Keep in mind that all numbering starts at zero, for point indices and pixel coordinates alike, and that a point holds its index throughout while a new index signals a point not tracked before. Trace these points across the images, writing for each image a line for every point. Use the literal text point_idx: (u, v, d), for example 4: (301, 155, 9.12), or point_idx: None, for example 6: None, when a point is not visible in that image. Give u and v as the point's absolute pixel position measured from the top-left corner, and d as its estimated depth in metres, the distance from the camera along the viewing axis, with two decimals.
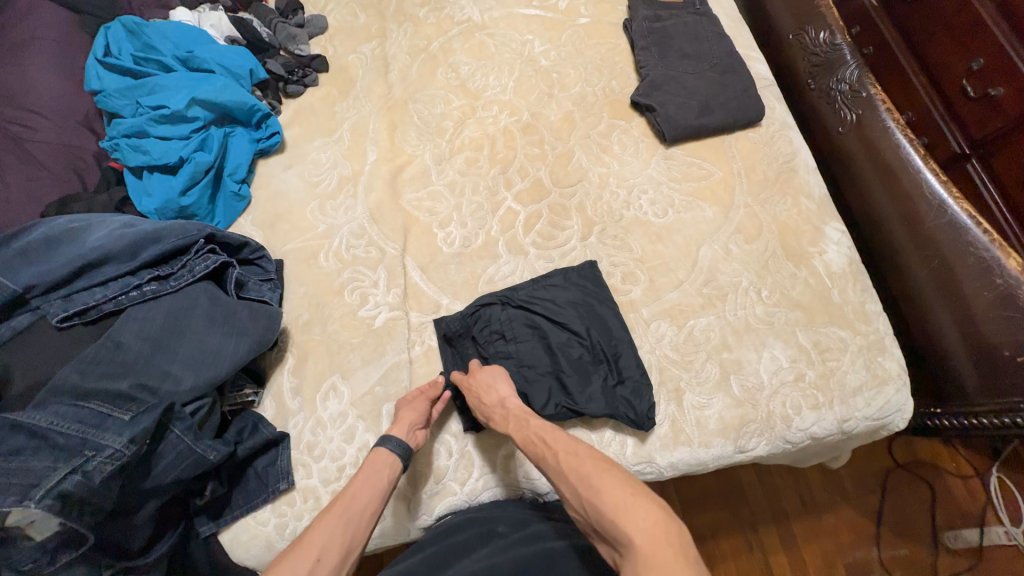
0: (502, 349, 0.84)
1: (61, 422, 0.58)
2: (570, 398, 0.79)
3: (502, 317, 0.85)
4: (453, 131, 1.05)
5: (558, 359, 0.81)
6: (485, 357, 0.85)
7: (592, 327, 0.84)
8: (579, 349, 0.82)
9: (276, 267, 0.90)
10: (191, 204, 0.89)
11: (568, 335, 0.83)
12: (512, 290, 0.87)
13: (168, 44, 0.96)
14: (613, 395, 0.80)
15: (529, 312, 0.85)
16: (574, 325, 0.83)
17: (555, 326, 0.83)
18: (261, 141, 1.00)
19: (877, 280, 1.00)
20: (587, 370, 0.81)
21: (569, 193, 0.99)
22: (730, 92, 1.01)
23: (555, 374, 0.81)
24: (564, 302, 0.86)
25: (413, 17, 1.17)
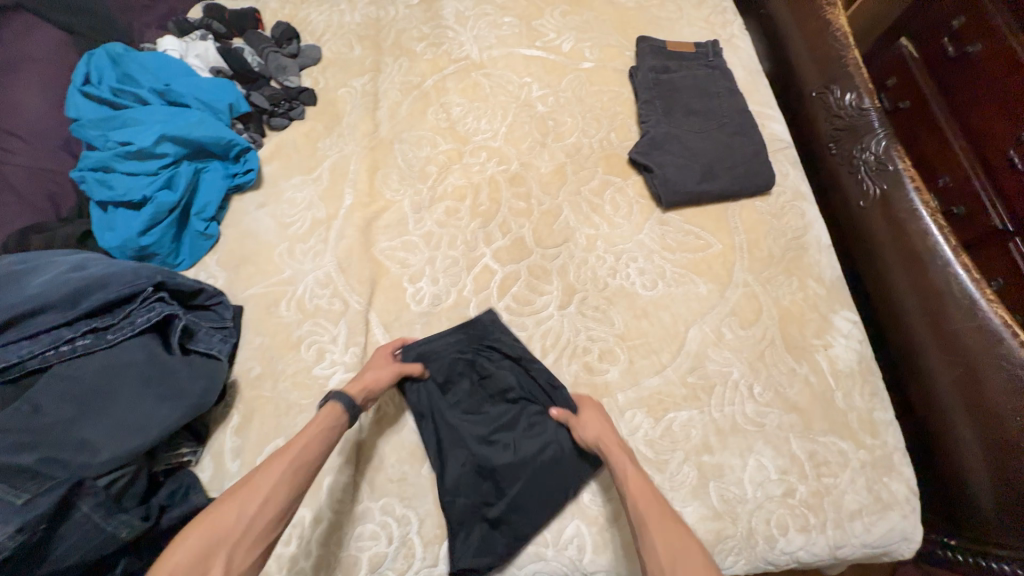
0: (467, 393, 0.82)
1: None
2: (440, 474, 0.75)
3: (499, 376, 0.82)
4: (436, 176, 1.00)
5: (484, 450, 0.76)
6: (456, 377, 0.83)
7: (533, 468, 0.75)
8: (504, 466, 0.75)
9: (234, 313, 0.86)
10: (152, 243, 0.85)
11: (512, 451, 0.76)
12: (535, 371, 0.82)
13: (148, 77, 0.93)
14: (469, 539, 0.72)
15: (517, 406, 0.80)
16: (524, 451, 0.76)
17: (514, 432, 0.78)
18: (237, 176, 0.97)
19: (893, 376, 0.90)
20: (476, 488, 0.74)
21: (551, 255, 0.92)
22: (739, 156, 0.91)
23: (466, 452, 0.77)
24: (542, 429, 0.78)
25: (410, 52, 1.14)
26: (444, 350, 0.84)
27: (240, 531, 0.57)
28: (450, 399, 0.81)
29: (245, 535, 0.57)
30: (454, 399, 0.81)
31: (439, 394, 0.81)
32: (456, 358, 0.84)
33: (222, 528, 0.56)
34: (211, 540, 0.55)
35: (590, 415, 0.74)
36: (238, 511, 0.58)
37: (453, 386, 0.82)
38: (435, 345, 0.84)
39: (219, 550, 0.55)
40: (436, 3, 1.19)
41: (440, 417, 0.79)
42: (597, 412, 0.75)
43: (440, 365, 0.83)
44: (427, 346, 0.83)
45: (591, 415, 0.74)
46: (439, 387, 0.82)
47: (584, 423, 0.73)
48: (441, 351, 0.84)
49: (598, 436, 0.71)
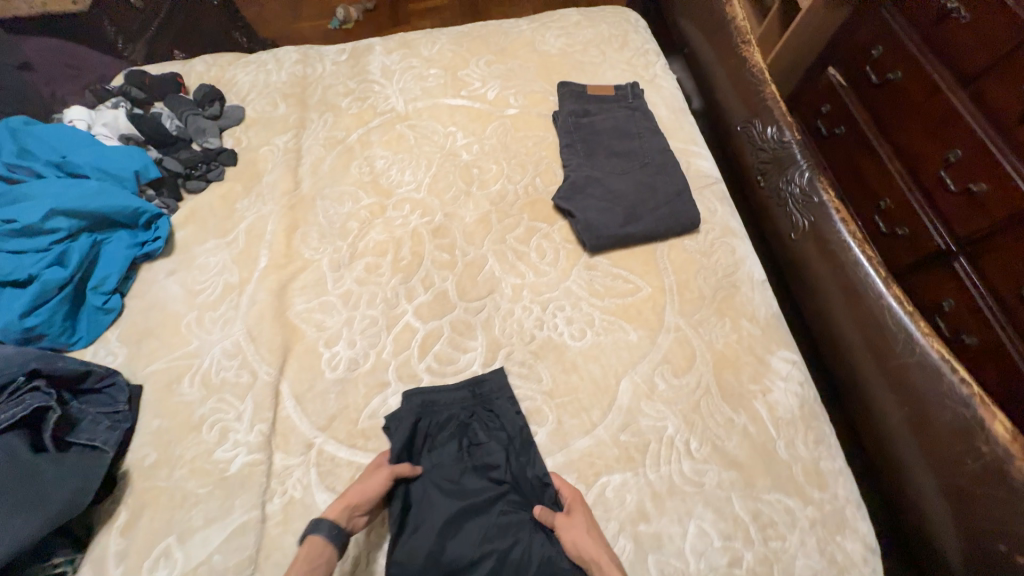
0: (449, 454, 0.73)
1: None
2: (393, 539, 0.67)
3: (490, 448, 0.74)
4: (357, 232, 0.96)
5: (451, 524, 0.67)
6: (442, 433, 0.76)
7: (496, 566, 0.65)
8: (467, 553, 0.65)
9: (131, 394, 0.79)
10: (38, 324, 0.79)
11: (478, 538, 0.66)
12: (530, 454, 0.74)
13: (46, 149, 0.90)
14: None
15: (498, 489, 0.71)
16: (486, 542, 0.66)
17: (488, 515, 0.68)
18: (146, 244, 0.92)
19: (852, 414, 0.85)
20: (424, 570, 0.64)
21: (476, 308, 0.87)
22: (661, 196, 0.90)
23: (429, 519, 0.68)
24: (516, 524, 0.68)
25: (335, 107, 1.12)
26: (450, 404, 0.78)
27: None
28: (432, 456, 0.73)
29: None
30: (434, 455, 0.73)
31: (424, 450, 0.74)
32: (453, 416, 0.77)
33: None
34: None
35: (581, 524, 0.66)
36: None
37: (438, 441, 0.75)
38: (442, 396, 0.78)
39: None
40: (363, 59, 1.20)
41: (416, 476, 0.71)
42: (589, 522, 0.67)
43: (440, 418, 0.77)
44: (434, 397, 0.78)
45: (583, 524, 0.66)
46: (427, 441, 0.75)
47: (574, 535, 0.65)
48: (442, 401, 0.78)
49: (587, 558, 0.63)
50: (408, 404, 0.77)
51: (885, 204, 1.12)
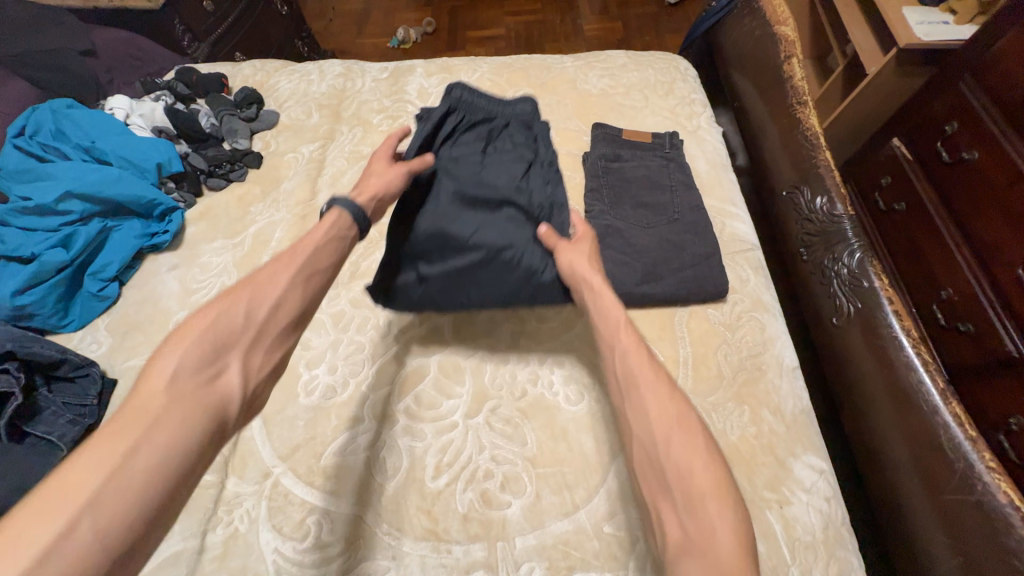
0: (469, 156, 0.77)
1: None
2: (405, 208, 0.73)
3: (508, 162, 0.78)
4: (363, 251, 0.93)
5: (456, 212, 0.72)
6: (467, 137, 0.78)
7: (484, 265, 0.72)
8: (461, 244, 0.71)
9: (103, 388, 0.75)
10: (30, 303, 0.79)
11: (475, 227, 0.71)
12: (543, 180, 0.79)
13: (79, 132, 0.93)
14: (404, 290, 0.74)
15: (512, 194, 0.73)
16: (484, 232, 0.71)
17: (491, 218, 0.73)
18: (156, 234, 0.91)
19: (891, 544, 0.72)
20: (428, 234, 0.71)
21: (468, 351, 0.81)
22: (687, 258, 0.82)
23: (435, 204, 0.72)
24: (514, 229, 0.73)
25: (366, 122, 1.12)
26: (483, 113, 0.79)
27: (250, 331, 0.51)
28: (452, 153, 0.76)
29: (260, 332, 0.51)
30: (454, 151, 0.76)
31: (443, 150, 0.76)
32: (480, 130, 0.79)
33: (229, 327, 0.50)
34: (213, 340, 0.48)
35: (582, 249, 0.72)
36: (245, 311, 0.51)
37: (460, 140, 0.77)
38: (478, 104, 0.79)
39: (228, 351, 0.49)
40: (403, 78, 1.20)
41: (434, 167, 0.74)
42: (590, 251, 0.73)
43: (469, 120, 0.78)
44: (466, 96, 0.78)
45: (584, 249, 0.72)
46: (449, 137, 0.77)
47: (571, 251, 0.72)
48: (476, 113, 0.79)
49: (576, 268, 0.70)
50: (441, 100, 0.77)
51: (946, 294, 0.99)
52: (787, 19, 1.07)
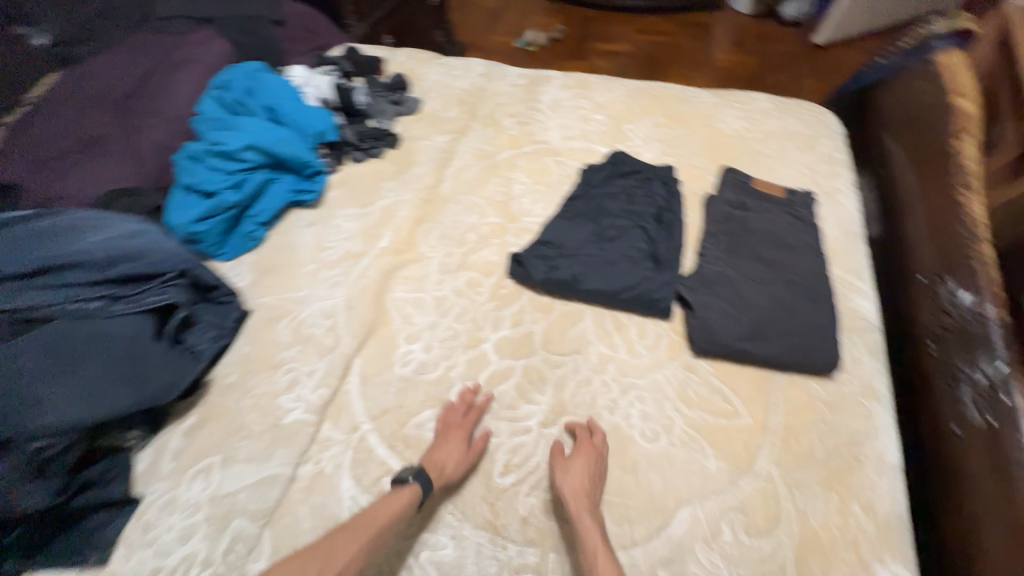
0: (617, 194, 0.97)
1: None
2: (560, 225, 0.95)
3: (648, 203, 0.94)
4: (473, 245, 0.99)
5: (597, 234, 0.92)
6: (618, 182, 0.99)
7: (608, 279, 0.87)
8: (597, 257, 0.89)
9: (239, 317, 0.89)
10: (202, 232, 0.93)
11: (610, 248, 0.90)
12: (674, 225, 0.92)
13: (264, 93, 1.07)
14: (549, 277, 0.89)
15: (647, 231, 0.91)
16: (616, 254, 0.89)
17: (624, 244, 0.90)
18: (302, 192, 1.05)
19: None
20: (572, 245, 0.92)
21: (555, 362, 0.83)
22: (799, 323, 0.79)
23: (584, 226, 0.94)
24: (641, 256, 0.88)
25: (498, 125, 1.20)
26: (634, 167, 1.00)
27: None
28: (604, 192, 0.98)
29: None
30: (606, 190, 0.98)
31: (600, 182, 1.00)
32: (628, 178, 0.99)
33: None
34: None
35: (579, 466, 0.69)
36: None
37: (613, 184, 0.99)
38: (632, 161, 1.01)
39: None
40: (539, 88, 1.27)
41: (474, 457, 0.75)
42: (589, 468, 0.69)
43: (620, 173, 1.00)
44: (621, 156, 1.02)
45: (581, 467, 0.69)
46: (603, 182, 1.00)
47: (569, 468, 0.69)
48: (626, 168, 1.00)
49: (576, 492, 0.67)
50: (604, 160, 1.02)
51: None
52: (969, 89, 0.95)
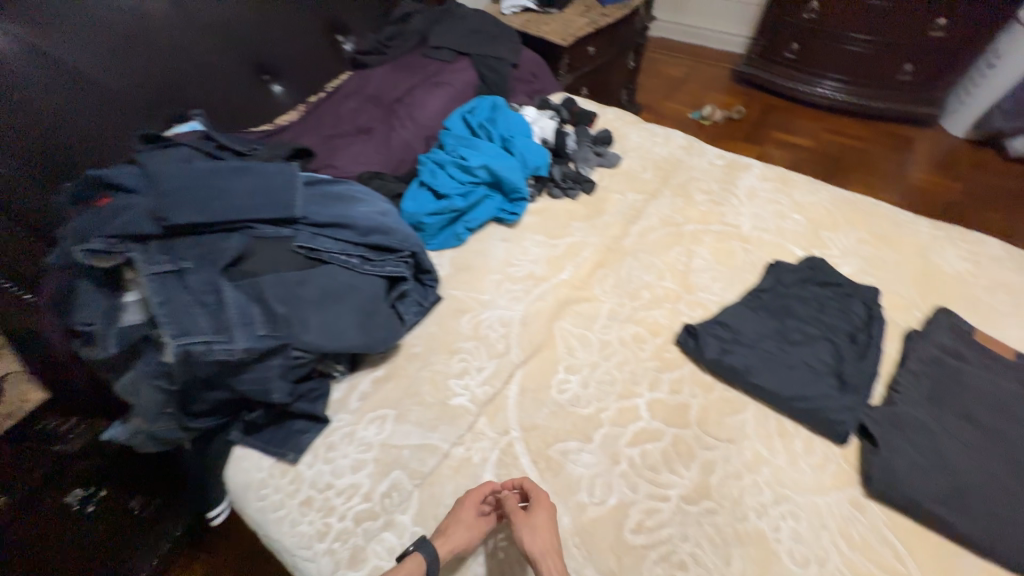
0: (808, 300, 0.96)
1: (231, 305, 0.76)
2: (741, 311, 0.96)
3: (843, 319, 0.92)
4: (645, 303, 1.04)
5: (779, 332, 0.92)
6: (811, 288, 0.98)
7: (784, 381, 0.85)
8: (776, 354, 0.88)
9: (433, 300, 1.04)
10: (426, 223, 1.11)
11: (792, 351, 0.88)
12: (871, 349, 0.87)
13: (502, 125, 1.26)
14: (721, 358, 0.90)
15: (837, 347, 0.88)
16: (797, 358, 0.87)
17: (808, 352, 0.88)
18: (505, 212, 1.21)
19: None
20: (750, 334, 0.92)
21: (706, 443, 0.84)
22: (1013, 508, 0.70)
23: (767, 320, 0.94)
24: (824, 370, 0.86)
25: (689, 197, 1.26)
26: (834, 279, 0.98)
27: None
28: (794, 294, 0.97)
29: None
30: (797, 292, 0.97)
31: (792, 283, 1.00)
32: (823, 288, 0.98)
33: None
34: None
35: (543, 520, 0.73)
36: None
37: (805, 288, 0.98)
38: (831, 272, 1.00)
39: None
40: (738, 173, 1.31)
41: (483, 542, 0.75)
42: (550, 522, 0.73)
43: (815, 280, 0.99)
44: (819, 265, 1.02)
45: (543, 522, 0.72)
46: (794, 284, 0.99)
47: (534, 528, 0.71)
48: (823, 277, 0.99)
49: (544, 551, 0.70)
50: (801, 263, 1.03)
51: None
52: None
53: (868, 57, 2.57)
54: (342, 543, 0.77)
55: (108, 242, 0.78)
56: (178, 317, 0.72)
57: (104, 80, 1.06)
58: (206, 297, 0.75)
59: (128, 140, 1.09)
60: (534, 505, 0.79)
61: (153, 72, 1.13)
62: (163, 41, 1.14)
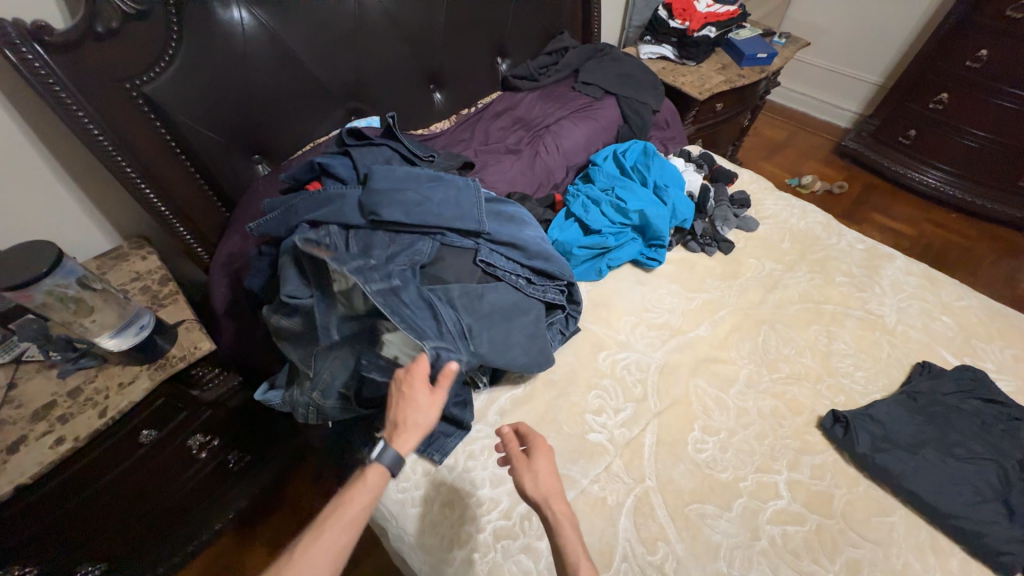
0: (968, 413, 0.92)
1: (445, 320, 0.83)
2: (892, 409, 0.94)
3: (1007, 441, 0.88)
4: (784, 377, 1.03)
5: (935, 440, 0.89)
6: (969, 402, 0.95)
7: (945, 494, 0.82)
8: (935, 463, 0.85)
9: (572, 331, 1.06)
10: (574, 254, 1.16)
11: (952, 463, 0.85)
12: None
13: (653, 173, 1.32)
14: (873, 453, 0.87)
15: (1005, 472, 0.85)
16: (958, 474, 0.84)
17: (970, 468, 0.85)
18: (644, 257, 1.23)
19: None
20: (903, 435, 0.90)
21: (851, 540, 0.81)
22: None
23: (920, 423, 0.91)
24: (989, 493, 0.82)
25: (828, 276, 1.24)
26: (994, 398, 0.95)
27: None
28: (953, 403, 0.94)
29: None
30: (955, 402, 0.94)
31: (950, 392, 0.97)
32: (980, 403, 0.95)
33: None
34: None
35: (545, 464, 0.69)
36: None
37: (963, 400, 0.95)
38: (994, 391, 0.96)
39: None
40: (879, 261, 1.28)
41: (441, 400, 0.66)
42: (552, 465, 0.70)
43: (973, 394, 0.96)
44: (981, 379, 0.98)
45: (546, 467, 0.69)
46: (950, 393, 0.96)
47: (537, 474, 0.68)
48: (983, 394, 0.96)
49: (549, 494, 0.66)
50: (959, 371, 1.00)
51: None
52: None
53: (982, 155, 2.42)
54: (479, 557, 0.79)
55: (322, 242, 0.85)
56: (416, 327, 0.79)
57: (310, 67, 1.17)
58: (424, 311, 0.82)
59: (303, 124, 1.23)
60: (668, 561, 0.78)
61: (350, 68, 1.24)
62: (363, 40, 1.23)
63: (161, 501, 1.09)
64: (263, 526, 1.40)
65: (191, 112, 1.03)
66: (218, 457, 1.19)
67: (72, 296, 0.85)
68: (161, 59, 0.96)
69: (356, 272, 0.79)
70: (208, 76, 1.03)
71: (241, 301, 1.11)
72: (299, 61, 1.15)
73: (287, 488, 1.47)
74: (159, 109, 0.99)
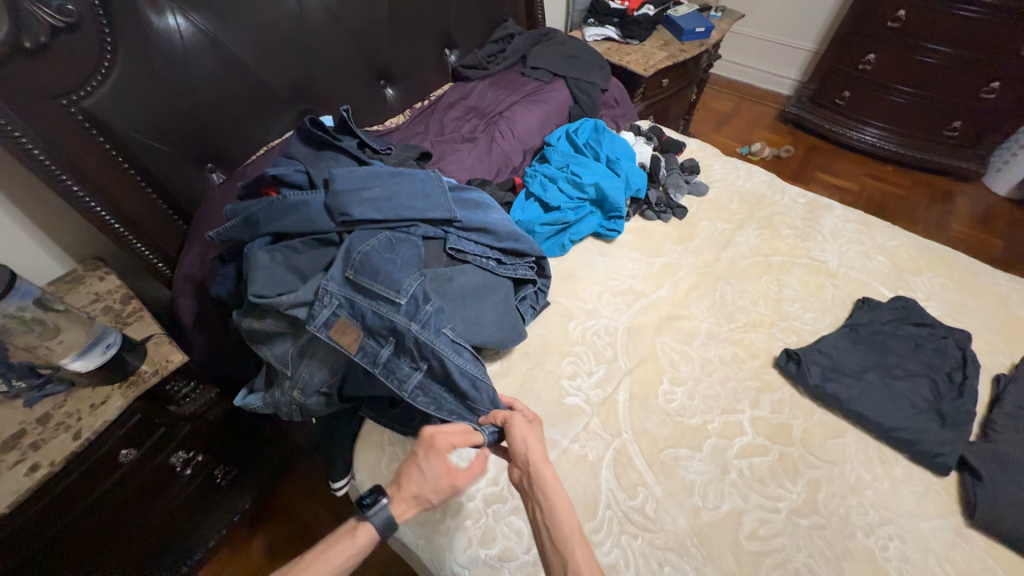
0: (902, 337, 1.02)
1: (481, 398, 0.84)
2: (837, 341, 1.03)
3: (936, 358, 0.98)
4: (741, 326, 1.11)
5: (876, 365, 0.98)
6: (904, 328, 1.04)
7: (886, 410, 0.91)
8: (877, 384, 0.94)
9: (542, 306, 1.09)
10: (536, 231, 1.20)
11: (892, 382, 0.94)
12: (968, 390, 0.93)
13: (605, 148, 1.37)
14: (823, 382, 0.95)
15: (935, 384, 0.94)
16: (896, 390, 0.93)
17: (906, 385, 0.94)
18: (604, 228, 1.28)
19: None
20: (847, 363, 0.98)
21: (811, 463, 0.89)
22: None
23: (861, 351, 1.00)
24: (924, 404, 0.92)
25: (775, 230, 1.33)
26: (925, 322, 1.05)
27: None
28: (890, 331, 1.04)
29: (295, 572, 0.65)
30: (891, 329, 1.04)
31: (887, 321, 1.06)
32: (914, 329, 1.04)
33: None
34: None
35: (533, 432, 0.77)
36: None
37: (898, 327, 1.05)
38: (924, 316, 1.06)
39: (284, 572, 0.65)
40: (820, 212, 1.38)
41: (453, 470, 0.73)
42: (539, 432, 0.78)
43: (907, 321, 1.06)
44: (912, 306, 1.08)
45: (535, 433, 0.77)
46: (887, 322, 1.06)
47: (526, 438, 0.75)
48: (915, 319, 1.06)
49: (536, 457, 0.73)
50: (893, 302, 1.10)
51: None
52: None
53: (909, 110, 2.59)
54: (472, 523, 0.82)
55: (336, 312, 0.81)
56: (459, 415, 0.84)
57: (255, 71, 1.17)
58: (466, 387, 0.83)
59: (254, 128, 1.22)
60: (649, 504, 0.84)
61: (296, 69, 1.24)
62: (307, 41, 1.23)
63: (147, 521, 1.07)
64: (258, 537, 1.39)
65: (136, 124, 1.02)
66: (204, 472, 1.19)
67: (32, 318, 0.85)
68: (97, 71, 0.94)
69: (385, 363, 0.82)
70: (149, 86, 1.01)
71: (211, 312, 1.11)
72: (242, 65, 1.14)
73: (280, 497, 1.47)
74: (101, 124, 0.97)
